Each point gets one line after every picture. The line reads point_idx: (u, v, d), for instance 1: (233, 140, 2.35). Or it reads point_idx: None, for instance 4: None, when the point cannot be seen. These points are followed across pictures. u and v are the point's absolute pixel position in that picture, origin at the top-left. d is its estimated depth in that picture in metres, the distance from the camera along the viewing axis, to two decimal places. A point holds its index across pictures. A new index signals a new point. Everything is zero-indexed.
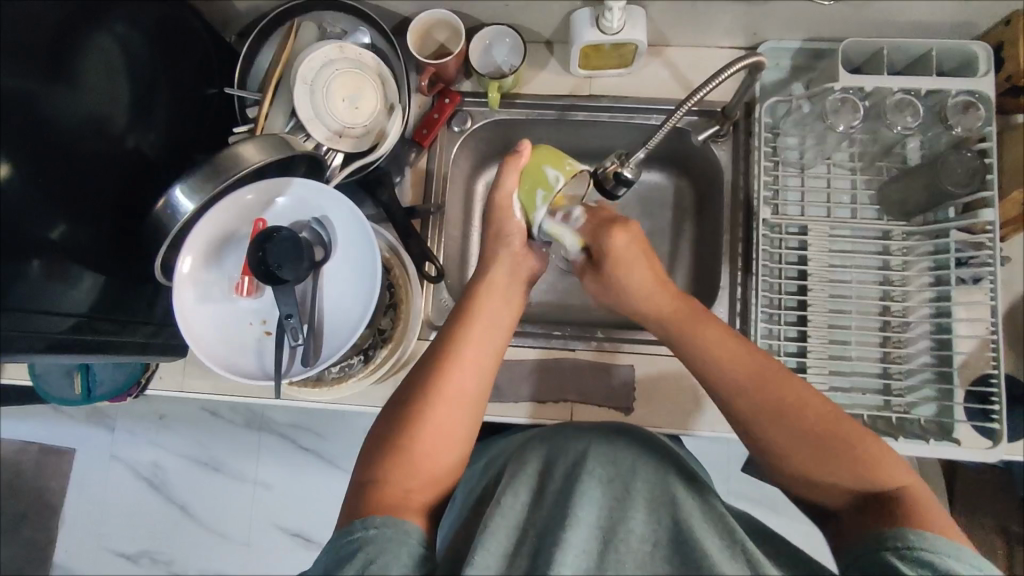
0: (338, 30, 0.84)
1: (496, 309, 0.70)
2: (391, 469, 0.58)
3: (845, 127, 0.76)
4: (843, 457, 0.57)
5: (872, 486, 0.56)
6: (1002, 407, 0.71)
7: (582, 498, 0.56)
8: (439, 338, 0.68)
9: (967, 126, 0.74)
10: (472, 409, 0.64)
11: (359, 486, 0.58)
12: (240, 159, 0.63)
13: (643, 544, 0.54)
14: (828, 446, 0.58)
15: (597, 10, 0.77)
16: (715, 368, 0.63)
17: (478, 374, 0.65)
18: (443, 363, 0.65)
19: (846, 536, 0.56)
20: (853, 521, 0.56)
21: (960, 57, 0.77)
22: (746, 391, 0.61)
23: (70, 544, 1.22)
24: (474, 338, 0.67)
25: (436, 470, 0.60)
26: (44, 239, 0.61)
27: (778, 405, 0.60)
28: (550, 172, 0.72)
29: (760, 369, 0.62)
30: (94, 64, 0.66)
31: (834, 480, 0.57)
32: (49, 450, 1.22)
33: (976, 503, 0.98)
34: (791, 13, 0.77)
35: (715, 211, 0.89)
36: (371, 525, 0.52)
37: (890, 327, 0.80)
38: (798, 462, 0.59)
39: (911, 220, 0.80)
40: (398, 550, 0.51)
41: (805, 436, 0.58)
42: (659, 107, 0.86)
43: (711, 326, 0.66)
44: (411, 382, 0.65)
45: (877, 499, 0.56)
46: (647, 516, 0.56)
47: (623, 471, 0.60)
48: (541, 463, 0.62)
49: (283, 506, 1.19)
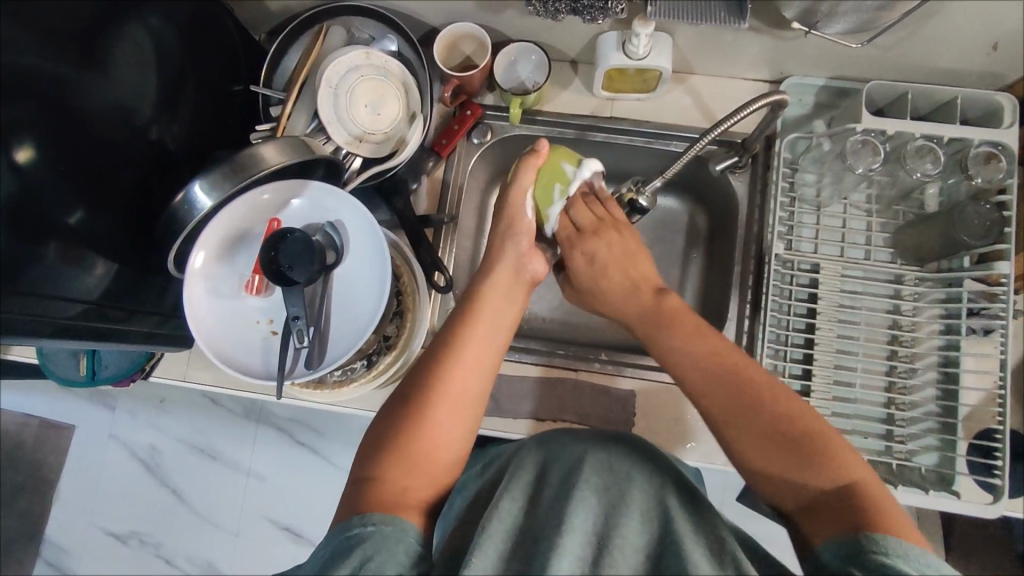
0: (365, 36, 0.84)
1: (490, 311, 0.70)
2: (381, 466, 0.58)
3: (864, 169, 0.75)
4: (804, 452, 0.56)
5: (833, 483, 0.54)
6: (1007, 462, 0.69)
7: (576, 504, 0.55)
8: (437, 342, 0.68)
9: (987, 177, 0.73)
10: (471, 409, 0.63)
11: (358, 484, 0.57)
12: (259, 160, 0.64)
13: (637, 553, 0.53)
14: (791, 442, 0.56)
15: (623, 35, 0.77)
16: (691, 367, 0.64)
17: (478, 373, 0.65)
18: (435, 364, 0.65)
19: (806, 537, 0.53)
20: (811, 519, 0.53)
21: (984, 106, 0.76)
22: (722, 392, 0.61)
23: (62, 519, 1.23)
24: (466, 341, 0.66)
25: (433, 468, 0.60)
26: (61, 223, 0.62)
27: (751, 401, 0.59)
28: (567, 167, 0.76)
29: (736, 361, 0.63)
30: (123, 54, 0.68)
31: (792, 475, 0.55)
32: (50, 424, 1.24)
33: (973, 557, 0.96)
34: (817, 51, 0.77)
35: (728, 241, 0.89)
36: (369, 522, 0.52)
37: (895, 373, 0.80)
38: (759, 456, 0.57)
39: (924, 266, 0.80)
40: (395, 548, 0.50)
41: (769, 432, 0.57)
42: (681, 133, 0.86)
43: (691, 327, 0.67)
44: (407, 384, 0.65)
45: (837, 496, 0.53)
46: (639, 526, 0.55)
47: (618, 478, 0.59)
48: (538, 469, 0.62)
49: (276, 499, 1.19)
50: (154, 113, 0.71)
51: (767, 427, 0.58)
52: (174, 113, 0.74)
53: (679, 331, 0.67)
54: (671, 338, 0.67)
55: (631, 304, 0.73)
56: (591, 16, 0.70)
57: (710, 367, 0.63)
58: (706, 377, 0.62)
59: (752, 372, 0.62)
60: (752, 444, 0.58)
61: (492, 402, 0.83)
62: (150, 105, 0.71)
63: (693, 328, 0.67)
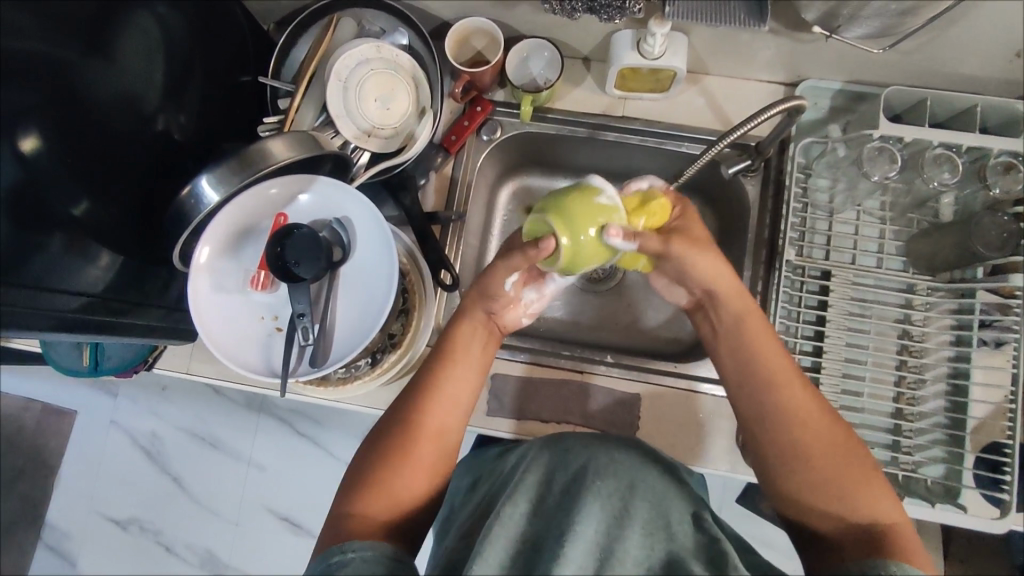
0: (375, 28, 0.83)
1: (474, 344, 0.68)
2: (366, 496, 0.59)
3: (880, 176, 0.74)
4: (835, 482, 0.57)
5: (863, 516, 0.56)
6: (1015, 476, 0.69)
7: (582, 512, 0.54)
8: (419, 376, 0.66)
9: (1006, 187, 0.72)
10: (450, 443, 0.64)
11: (339, 518, 0.58)
12: (268, 155, 0.63)
13: (637, 567, 0.52)
14: (830, 469, 0.58)
15: (639, 34, 0.75)
16: (751, 380, 0.63)
17: (455, 410, 0.65)
18: (421, 401, 0.63)
19: (834, 561, 0.55)
20: (835, 550, 0.56)
21: (1004, 116, 0.75)
22: (771, 412, 0.61)
23: (62, 504, 1.23)
24: (447, 378, 0.65)
25: (410, 499, 0.60)
26: (65, 215, 0.62)
27: (800, 426, 0.60)
28: (601, 202, 0.59)
29: (786, 380, 0.62)
30: (129, 44, 0.67)
31: (823, 505, 0.57)
32: (53, 409, 1.24)
33: (971, 567, 0.96)
34: (835, 54, 0.76)
35: (738, 245, 0.88)
36: (349, 549, 0.52)
37: (904, 383, 0.79)
38: (796, 479, 0.59)
39: (936, 275, 0.79)
40: (375, 570, 0.50)
41: (808, 458, 0.58)
42: (693, 135, 0.85)
43: (759, 328, 0.64)
44: (394, 414, 0.64)
45: (866, 528, 0.55)
46: (641, 538, 0.54)
47: (623, 484, 0.58)
48: (543, 473, 0.61)
49: (275, 488, 1.19)
50: (159, 104, 0.70)
51: (815, 451, 0.58)
52: (181, 103, 0.73)
53: (742, 336, 0.64)
54: (732, 343, 0.65)
55: (723, 298, 0.65)
56: (608, 15, 0.69)
57: (765, 378, 0.62)
58: (758, 390, 0.62)
59: (800, 392, 0.61)
60: (790, 466, 0.59)
61: (496, 402, 0.83)
62: (156, 93, 0.70)
63: (761, 331, 0.64)
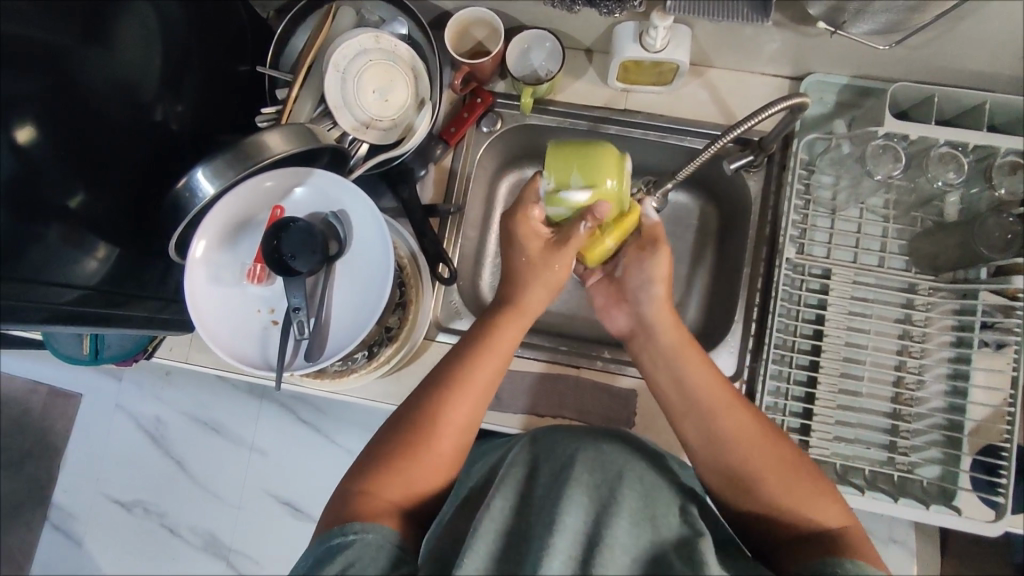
0: (374, 18, 0.83)
1: (511, 334, 0.67)
2: (380, 478, 0.59)
3: (884, 175, 0.73)
4: (800, 486, 0.58)
5: (823, 519, 0.57)
6: (1012, 479, 0.68)
7: (568, 504, 0.54)
8: (442, 366, 0.65)
9: (1012, 187, 0.72)
10: (469, 433, 0.63)
11: (350, 493, 0.58)
12: (264, 148, 0.62)
13: (625, 554, 0.52)
14: (790, 475, 0.59)
15: (642, 26, 0.74)
16: (697, 392, 0.63)
17: (474, 402, 0.63)
18: (448, 386, 0.63)
19: (791, 561, 0.55)
20: (797, 550, 0.56)
21: (1012, 113, 0.74)
22: (730, 424, 0.61)
23: (67, 486, 1.24)
24: (481, 367, 0.64)
25: (427, 487, 0.60)
26: (61, 207, 0.63)
27: (752, 437, 0.60)
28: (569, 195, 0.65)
29: (735, 404, 0.62)
30: (125, 31, 0.66)
31: (791, 507, 0.58)
32: (58, 392, 1.25)
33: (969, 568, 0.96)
34: (842, 49, 0.74)
35: (739, 240, 0.87)
36: (351, 531, 0.53)
37: (902, 383, 0.78)
38: (761, 486, 0.59)
39: (939, 274, 0.78)
40: (374, 554, 0.51)
41: (775, 463, 0.59)
42: (696, 129, 0.84)
43: (694, 357, 0.66)
44: (412, 403, 0.64)
45: (825, 533, 0.56)
46: (629, 527, 0.54)
47: (611, 474, 0.58)
48: (531, 470, 0.61)
49: (276, 473, 1.20)
50: (157, 95, 0.70)
51: (775, 460, 0.59)
52: (179, 94, 0.72)
53: (680, 360, 0.66)
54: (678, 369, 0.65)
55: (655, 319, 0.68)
56: (609, 9, 0.69)
57: (719, 396, 0.63)
58: (712, 408, 0.62)
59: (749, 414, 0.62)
60: (758, 473, 0.59)
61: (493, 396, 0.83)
62: (153, 83, 0.69)
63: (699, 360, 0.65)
